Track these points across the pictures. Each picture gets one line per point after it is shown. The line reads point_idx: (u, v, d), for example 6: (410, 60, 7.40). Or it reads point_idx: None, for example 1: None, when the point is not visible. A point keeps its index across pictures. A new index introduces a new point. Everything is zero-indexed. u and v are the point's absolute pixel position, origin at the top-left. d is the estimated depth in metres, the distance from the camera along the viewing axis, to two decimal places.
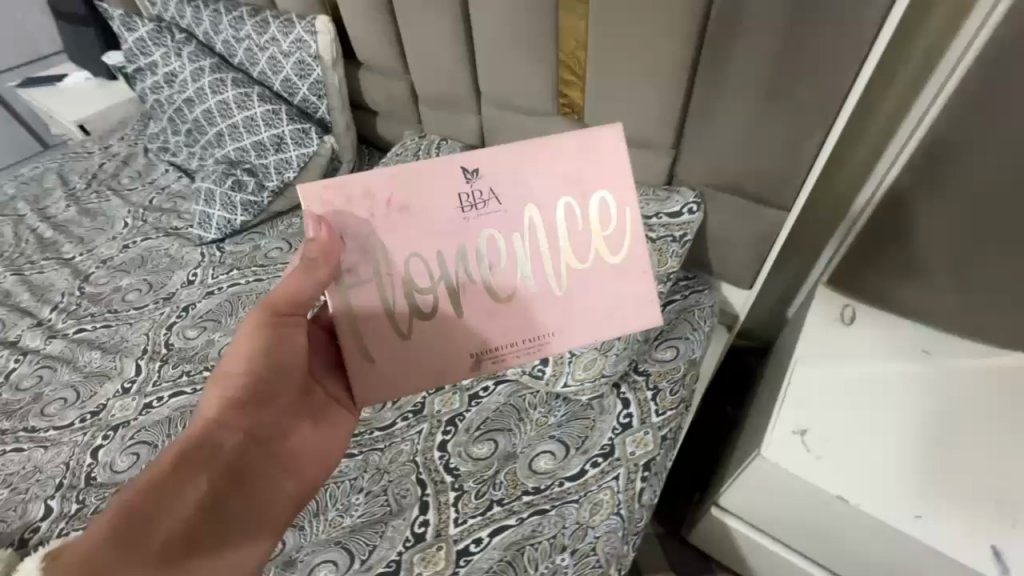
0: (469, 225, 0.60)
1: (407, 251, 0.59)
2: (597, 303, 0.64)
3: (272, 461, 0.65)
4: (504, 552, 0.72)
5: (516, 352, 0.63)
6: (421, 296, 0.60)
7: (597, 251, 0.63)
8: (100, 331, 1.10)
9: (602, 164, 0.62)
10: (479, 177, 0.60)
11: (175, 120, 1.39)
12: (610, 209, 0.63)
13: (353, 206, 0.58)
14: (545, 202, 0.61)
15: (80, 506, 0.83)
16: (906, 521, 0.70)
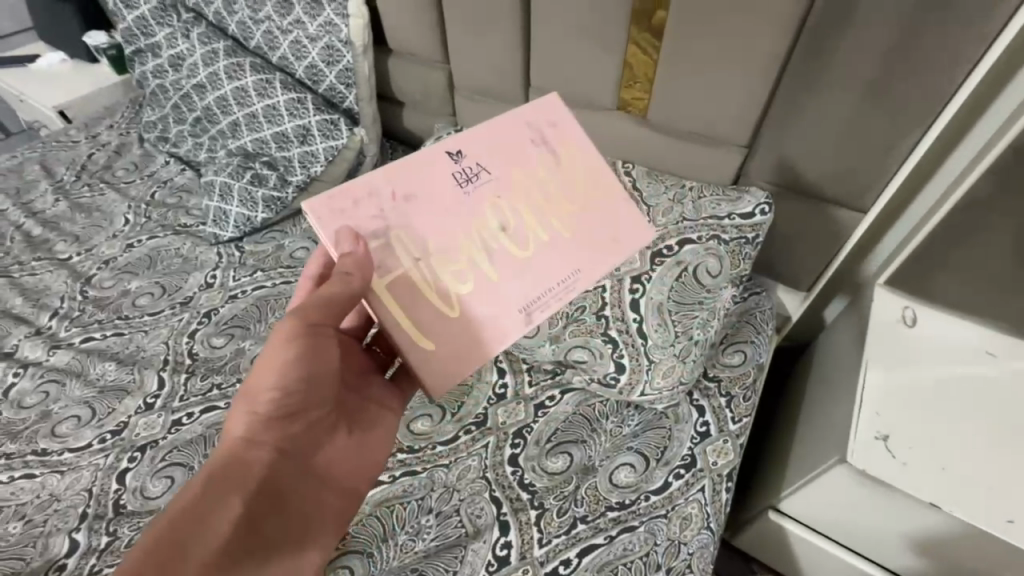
0: (471, 194, 0.60)
1: (424, 233, 0.58)
2: (602, 236, 0.64)
3: (307, 476, 0.61)
4: (598, 574, 0.68)
5: (560, 297, 0.60)
6: (454, 271, 0.57)
7: (586, 188, 0.65)
8: (111, 341, 1.00)
9: (559, 121, 0.67)
10: (464, 155, 0.61)
11: (180, 107, 1.28)
12: (580, 150, 0.66)
13: (362, 208, 0.57)
14: (525, 161, 0.63)
15: (111, 539, 0.74)
16: (1001, 527, 0.69)
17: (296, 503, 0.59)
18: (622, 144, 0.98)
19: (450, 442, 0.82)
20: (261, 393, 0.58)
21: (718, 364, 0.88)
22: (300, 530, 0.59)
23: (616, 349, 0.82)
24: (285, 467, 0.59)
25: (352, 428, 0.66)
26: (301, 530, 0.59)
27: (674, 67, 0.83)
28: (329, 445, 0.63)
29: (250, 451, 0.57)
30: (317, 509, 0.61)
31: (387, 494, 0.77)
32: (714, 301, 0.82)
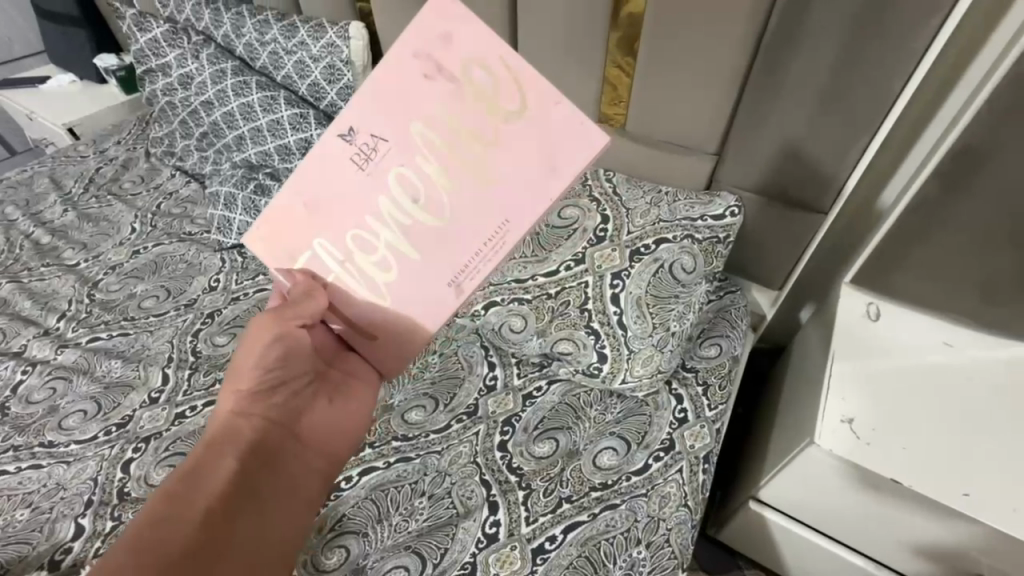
0: (376, 174, 0.59)
1: (346, 234, 0.61)
2: (529, 167, 0.57)
3: (295, 441, 0.66)
4: (582, 548, 0.72)
5: (483, 257, 0.59)
6: (381, 262, 0.61)
7: (492, 114, 0.57)
8: (117, 340, 1.04)
9: (450, 39, 0.57)
10: (357, 132, 0.59)
11: (187, 123, 1.35)
12: (475, 67, 0.56)
13: (285, 228, 0.62)
14: (424, 109, 0.58)
15: (115, 524, 0.78)
16: (957, 500, 0.74)
17: (285, 460, 0.65)
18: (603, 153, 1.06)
19: (442, 430, 0.87)
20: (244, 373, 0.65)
21: (695, 356, 0.94)
22: (293, 483, 0.64)
23: (598, 340, 0.88)
24: (274, 432, 0.64)
25: (333, 396, 0.69)
26: (294, 486, 0.64)
27: (648, 81, 0.91)
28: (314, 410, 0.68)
29: (239, 421, 0.64)
30: (307, 467, 0.66)
31: (382, 478, 0.81)
32: (689, 295, 0.89)
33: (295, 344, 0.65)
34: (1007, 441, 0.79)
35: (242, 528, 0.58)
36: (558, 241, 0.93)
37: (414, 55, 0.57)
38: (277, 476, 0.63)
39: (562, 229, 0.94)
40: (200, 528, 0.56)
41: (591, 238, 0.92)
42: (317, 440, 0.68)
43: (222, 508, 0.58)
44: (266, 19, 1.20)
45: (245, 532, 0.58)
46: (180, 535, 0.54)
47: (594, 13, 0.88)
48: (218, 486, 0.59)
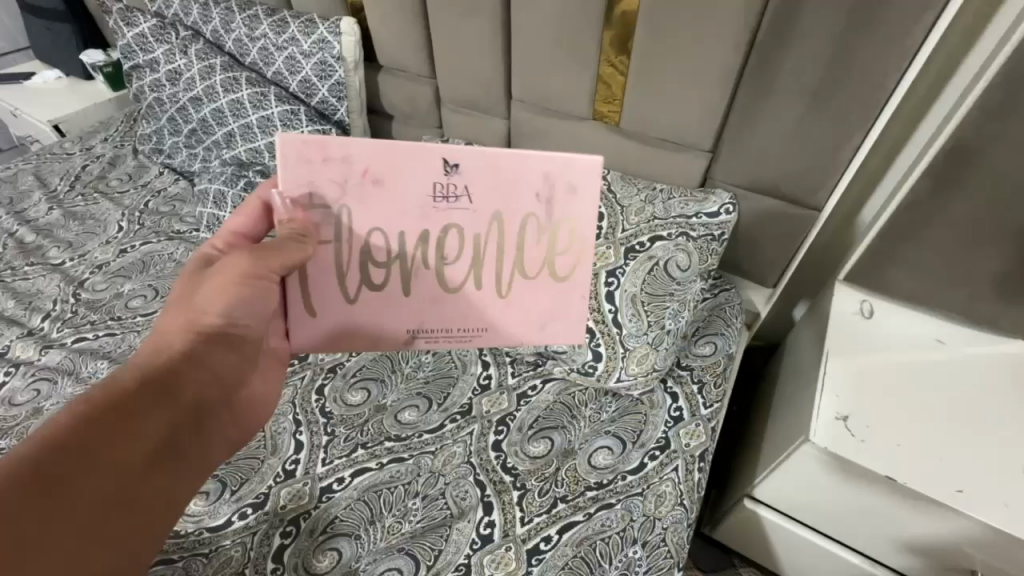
0: (438, 214, 0.60)
1: (372, 225, 0.60)
2: (529, 317, 0.67)
3: (224, 406, 0.62)
4: (577, 548, 0.72)
5: (447, 339, 0.66)
6: (374, 268, 0.62)
7: (546, 266, 0.64)
8: (103, 340, 1.02)
9: (571, 194, 0.61)
10: (457, 172, 0.59)
11: (175, 119, 1.33)
12: (569, 229, 0.62)
13: (326, 168, 0.57)
14: (515, 207, 0.61)
15: None
16: (951, 496, 0.74)
17: (212, 426, 0.60)
18: (598, 151, 1.05)
19: (436, 430, 0.86)
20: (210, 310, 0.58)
21: (690, 354, 0.94)
22: (208, 449, 0.60)
23: (594, 338, 0.88)
24: (212, 394, 0.60)
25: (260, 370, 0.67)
26: (210, 454, 0.60)
27: (642, 78, 0.91)
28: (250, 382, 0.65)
29: (185, 364, 0.57)
30: (227, 437, 0.63)
31: (376, 479, 0.80)
32: (685, 292, 0.88)
33: (258, 306, 0.60)
34: (1001, 438, 0.80)
35: (146, 497, 0.52)
36: None
37: (542, 170, 0.60)
38: (203, 440, 0.59)
39: None
40: (115, 481, 0.49)
41: None
42: (241, 411, 0.64)
43: (148, 467, 0.52)
44: (255, 14, 1.18)
45: (158, 492, 0.53)
46: (91, 486, 0.48)
47: (588, 8, 0.87)
48: (152, 438, 0.53)
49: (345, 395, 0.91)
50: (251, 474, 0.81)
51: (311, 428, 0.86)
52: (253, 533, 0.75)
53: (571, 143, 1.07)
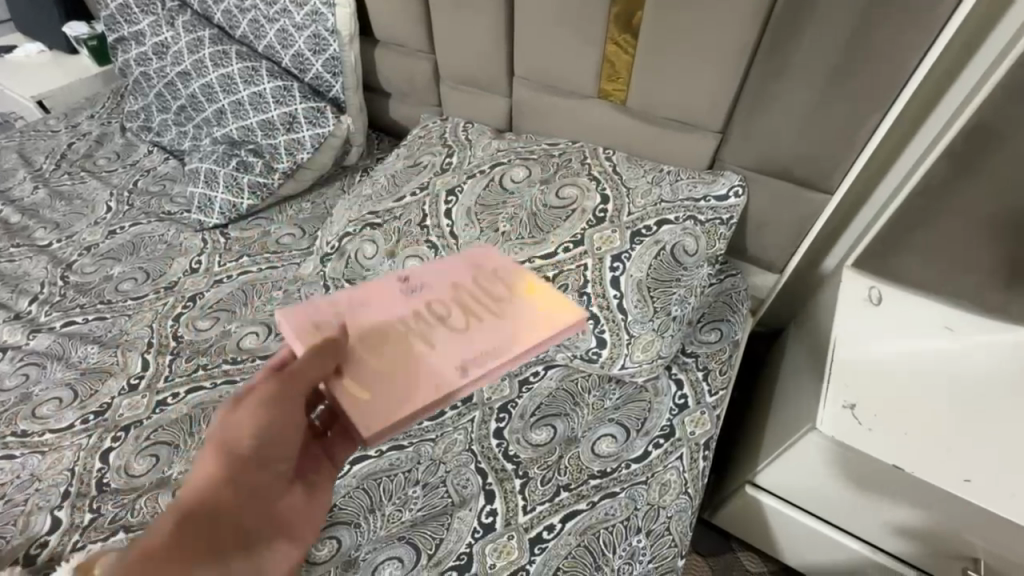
0: (414, 298, 0.71)
1: (366, 322, 0.66)
2: (530, 314, 0.70)
3: (269, 522, 0.58)
4: (580, 538, 0.71)
5: (493, 359, 0.64)
6: (391, 348, 0.64)
7: (511, 286, 0.73)
8: (93, 324, 0.99)
9: (493, 261, 0.78)
10: (410, 280, 0.73)
11: (164, 96, 1.28)
12: (506, 265, 0.77)
13: (321, 325, 0.65)
14: (461, 272, 0.75)
15: (94, 516, 0.74)
16: (958, 486, 0.73)
17: (261, 554, 0.55)
18: (602, 131, 1.01)
19: (436, 417, 0.84)
20: (252, 424, 0.56)
21: (696, 341, 0.92)
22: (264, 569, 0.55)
23: (598, 325, 0.85)
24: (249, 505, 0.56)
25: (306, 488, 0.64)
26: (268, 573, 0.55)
27: (652, 54, 0.87)
28: (287, 496, 0.61)
29: (221, 490, 0.53)
30: (285, 554, 0.58)
31: (374, 468, 0.78)
32: (691, 278, 0.86)
33: (279, 424, 0.57)
34: (1008, 425, 0.79)
35: None
36: (557, 222, 0.90)
37: (464, 257, 0.78)
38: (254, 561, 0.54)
39: (561, 209, 0.91)
40: None
41: (590, 219, 0.89)
42: (289, 528, 0.60)
43: None
44: None
45: None
46: None
47: None
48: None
49: None
50: None
51: None
52: None
53: (575, 123, 1.04)
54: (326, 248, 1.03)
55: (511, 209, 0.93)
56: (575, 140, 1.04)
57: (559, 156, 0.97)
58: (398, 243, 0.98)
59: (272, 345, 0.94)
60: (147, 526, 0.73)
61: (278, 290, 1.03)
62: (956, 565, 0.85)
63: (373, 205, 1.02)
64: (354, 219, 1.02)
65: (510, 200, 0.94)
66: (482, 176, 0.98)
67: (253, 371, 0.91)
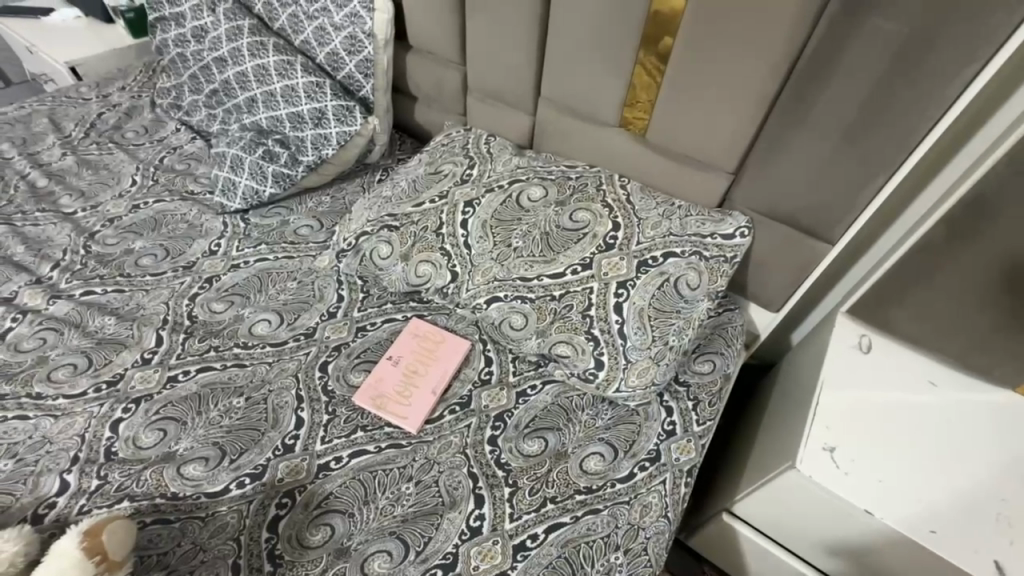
0: (378, 383, 0.90)
1: (383, 385, 0.90)
2: (446, 356, 0.94)
3: None
4: (563, 549, 0.74)
5: (453, 358, 0.94)
6: (393, 380, 0.90)
7: (415, 357, 0.94)
8: (111, 296, 1.02)
9: (383, 372, 0.91)
10: (372, 397, 0.88)
11: (198, 78, 1.31)
12: (394, 361, 0.93)
13: (394, 402, 0.88)
14: (395, 378, 0.91)
15: (101, 483, 0.78)
16: (923, 535, 0.77)
17: None
18: (620, 159, 1.05)
19: (434, 420, 0.87)
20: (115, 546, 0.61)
21: (689, 371, 0.96)
22: None
23: (597, 347, 0.89)
24: None
25: None
26: None
27: (674, 92, 0.91)
28: None
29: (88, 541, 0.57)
30: None
31: (371, 460, 0.82)
32: (691, 311, 0.90)
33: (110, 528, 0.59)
34: (980, 483, 0.82)
35: None
36: (567, 244, 0.94)
37: (377, 380, 0.90)
38: None
39: (572, 232, 0.94)
40: None
41: (600, 244, 0.93)
42: None
43: None
44: None
45: None
46: None
47: (631, 16, 0.87)
48: None
49: (347, 375, 0.92)
50: (252, 445, 0.83)
51: (312, 405, 0.88)
52: (249, 502, 0.77)
53: (593, 148, 1.08)
54: (342, 245, 1.06)
55: (525, 226, 0.96)
56: (592, 165, 1.07)
57: (576, 179, 1.01)
58: (413, 247, 1.01)
59: (282, 334, 0.98)
60: (151, 497, 0.77)
61: (292, 280, 1.06)
62: None
63: (392, 208, 1.05)
64: (372, 218, 1.05)
65: (524, 218, 0.97)
66: (500, 191, 1.01)
67: (262, 357, 0.94)
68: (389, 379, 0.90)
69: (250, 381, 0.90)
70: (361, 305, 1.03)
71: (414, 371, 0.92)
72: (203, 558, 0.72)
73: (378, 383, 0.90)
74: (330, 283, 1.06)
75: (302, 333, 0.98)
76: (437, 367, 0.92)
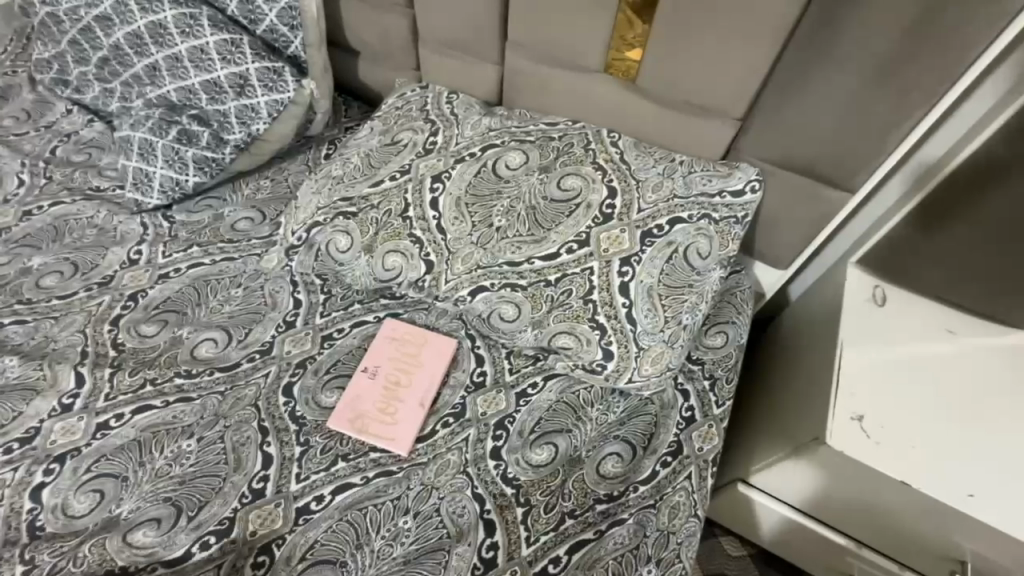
0: (355, 403, 0.77)
1: (361, 404, 0.77)
2: (432, 360, 0.82)
3: None
4: (589, 571, 0.66)
5: (440, 361, 0.82)
6: (373, 397, 0.78)
7: (395, 366, 0.81)
8: (11, 330, 0.84)
9: (360, 388, 0.78)
10: (351, 420, 0.76)
11: (80, 44, 1.06)
12: (371, 374, 0.80)
13: (378, 423, 0.76)
14: (374, 394, 0.78)
15: (29, 569, 0.64)
16: (961, 500, 0.73)
17: None
18: (607, 112, 0.91)
19: (427, 437, 0.76)
20: None
21: (702, 347, 0.86)
22: None
23: (604, 335, 0.78)
24: None
25: None
26: None
27: (672, 26, 0.76)
28: None
29: None
30: None
31: (359, 496, 0.70)
32: (703, 283, 0.79)
33: None
34: (1011, 434, 0.78)
35: None
36: (558, 218, 0.81)
37: (354, 400, 0.77)
38: None
39: (563, 204, 0.81)
40: None
41: (596, 216, 0.80)
42: None
43: None
44: None
45: None
46: None
47: None
48: None
49: (318, 396, 0.79)
50: (212, 496, 0.70)
51: (280, 437, 0.75)
52: (219, 566, 0.66)
53: (575, 101, 0.92)
54: (291, 239, 0.89)
55: (507, 200, 0.82)
56: (575, 121, 0.92)
57: (560, 138, 0.87)
58: (376, 237, 0.85)
59: (233, 354, 0.83)
60: None
61: (236, 287, 0.90)
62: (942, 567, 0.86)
63: (345, 190, 0.88)
64: (323, 205, 0.88)
65: (505, 190, 0.83)
66: (472, 160, 0.86)
67: (212, 385, 0.79)
68: (368, 397, 0.78)
69: (200, 417, 0.76)
70: (323, 309, 0.88)
71: (396, 383, 0.79)
72: None
73: (356, 403, 0.77)
74: (282, 286, 0.90)
75: (256, 351, 0.83)
76: (423, 374, 0.80)
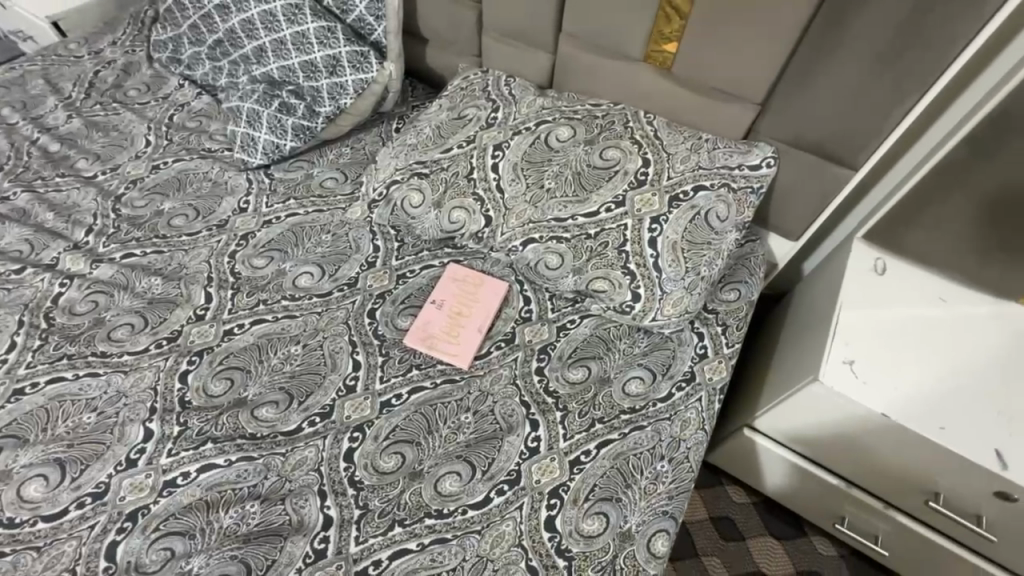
0: (426, 327, 0.94)
1: (430, 329, 0.94)
2: (487, 298, 0.98)
3: None
4: (614, 461, 0.82)
5: (494, 298, 0.98)
6: (440, 324, 0.95)
7: (458, 301, 0.98)
8: (152, 257, 1.04)
9: (429, 316, 0.96)
10: (422, 340, 0.93)
11: (198, 28, 1.26)
12: (439, 306, 0.97)
13: (444, 343, 0.93)
14: (441, 321, 0.95)
15: (183, 428, 0.83)
16: (933, 432, 0.85)
17: None
18: (644, 94, 1.05)
19: (484, 356, 0.93)
20: None
21: (717, 299, 1.01)
22: None
23: (633, 281, 0.93)
24: None
25: None
26: None
27: (705, 19, 0.90)
28: None
29: None
30: None
31: (429, 395, 0.88)
32: (721, 241, 0.94)
33: None
34: (984, 384, 0.90)
35: None
36: (599, 183, 0.96)
37: (425, 326, 0.95)
38: None
39: (604, 170, 0.97)
40: None
41: (632, 181, 0.95)
42: None
43: None
44: None
45: None
46: None
47: None
48: None
49: (395, 320, 0.96)
50: (316, 388, 0.88)
51: (366, 348, 0.93)
52: (323, 437, 0.83)
53: (617, 84, 1.06)
54: (373, 195, 1.07)
55: (556, 166, 0.98)
56: (616, 102, 1.07)
57: (603, 117, 1.02)
58: (445, 194, 1.02)
59: (326, 285, 1.01)
60: (232, 438, 0.83)
61: (326, 233, 1.08)
62: (918, 500, 0.99)
63: (420, 155, 1.05)
64: (401, 166, 1.06)
65: (554, 158, 0.99)
66: (528, 133, 1.02)
67: (311, 307, 0.98)
68: (436, 324, 0.95)
69: (303, 331, 0.95)
70: (398, 254, 1.06)
71: (459, 315, 0.96)
72: (291, 487, 0.79)
73: (427, 327, 0.94)
74: (363, 234, 1.08)
75: (344, 284, 1.01)
76: (480, 309, 0.97)
